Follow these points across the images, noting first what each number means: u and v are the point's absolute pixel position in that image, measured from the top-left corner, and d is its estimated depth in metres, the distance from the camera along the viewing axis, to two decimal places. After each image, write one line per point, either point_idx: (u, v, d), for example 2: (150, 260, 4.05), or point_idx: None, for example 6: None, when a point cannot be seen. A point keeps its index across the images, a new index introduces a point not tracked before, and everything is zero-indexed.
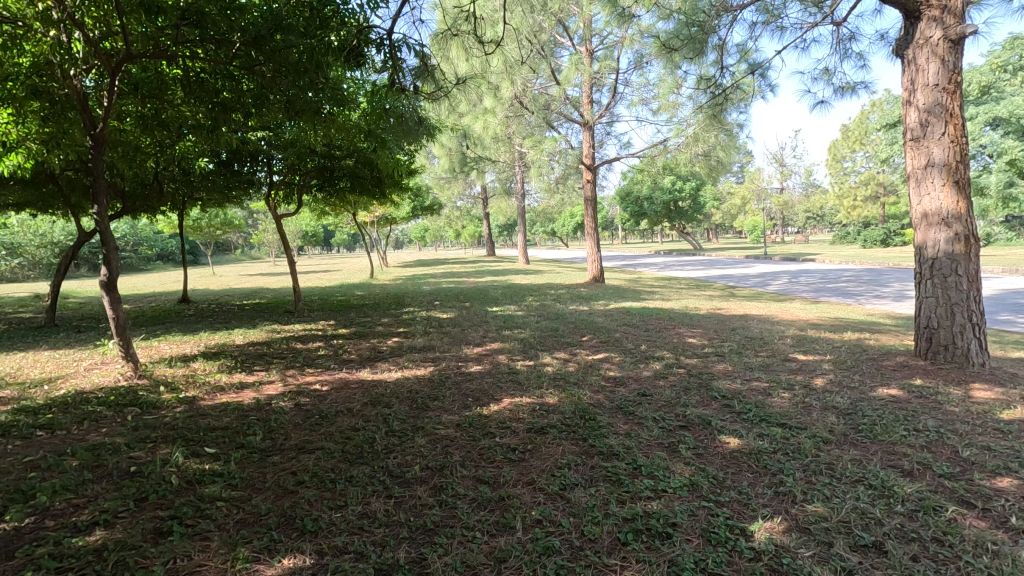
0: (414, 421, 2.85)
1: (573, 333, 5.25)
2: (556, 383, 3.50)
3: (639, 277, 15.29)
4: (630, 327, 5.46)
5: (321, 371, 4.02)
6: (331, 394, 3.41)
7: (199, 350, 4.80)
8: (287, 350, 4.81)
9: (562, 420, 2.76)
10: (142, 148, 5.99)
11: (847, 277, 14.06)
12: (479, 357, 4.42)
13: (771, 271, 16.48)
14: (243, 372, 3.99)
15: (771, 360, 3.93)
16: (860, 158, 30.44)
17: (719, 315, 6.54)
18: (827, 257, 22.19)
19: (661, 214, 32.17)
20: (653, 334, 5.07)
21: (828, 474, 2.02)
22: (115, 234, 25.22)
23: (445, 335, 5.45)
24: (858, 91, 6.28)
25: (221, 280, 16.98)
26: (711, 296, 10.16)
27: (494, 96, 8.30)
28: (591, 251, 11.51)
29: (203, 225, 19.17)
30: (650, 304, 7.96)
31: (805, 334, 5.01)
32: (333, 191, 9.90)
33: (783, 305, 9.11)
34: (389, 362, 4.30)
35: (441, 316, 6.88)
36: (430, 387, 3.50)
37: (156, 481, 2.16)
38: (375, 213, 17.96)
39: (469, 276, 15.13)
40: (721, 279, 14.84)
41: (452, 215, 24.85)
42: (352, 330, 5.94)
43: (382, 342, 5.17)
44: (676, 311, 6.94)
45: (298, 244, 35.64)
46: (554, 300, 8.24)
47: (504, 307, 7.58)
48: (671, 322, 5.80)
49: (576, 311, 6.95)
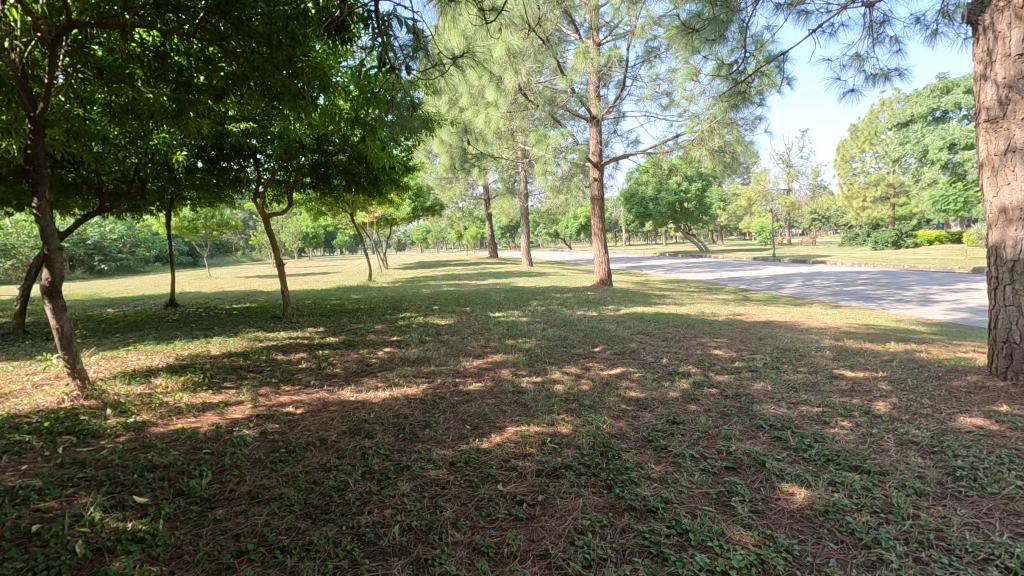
0: (399, 458, 2.35)
1: (583, 343, 4.74)
2: (568, 406, 2.99)
3: (647, 280, 14.75)
4: (646, 336, 4.96)
5: (299, 389, 3.53)
6: (304, 420, 2.90)
7: (167, 362, 4.31)
8: (265, 363, 4.31)
9: (580, 459, 2.26)
10: (114, 140, 5.53)
11: (863, 280, 13.52)
12: (480, 371, 3.92)
13: (784, 274, 15.93)
14: (209, 390, 3.48)
15: (815, 377, 3.42)
16: (869, 158, 29.89)
17: (741, 322, 6.03)
18: (838, 259, 21.62)
19: (667, 215, 31.62)
20: (673, 344, 4.56)
21: (942, 550, 1.51)
22: (111, 236, 24.81)
23: (443, 344, 4.96)
24: (892, 77, 5.77)
25: (216, 283, 16.52)
26: (725, 300, 9.66)
27: (496, 88, 7.82)
28: (598, 253, 10.98)
29: (199, 226, 18.75)
30: (662, 309, 7.47)
31: (843, 345, 4.49)
32: (327, 190, 9.43)
33: (803, 310, 8.61)
34: (377, 377, 3.79)
35: (440, 322, 6.40)
36: (422, 411, 3.00)
37: (56, 550, 1.66)
38: (375, 213, 17.53)
39: (471, 278, 14.63)
40: (732, 282, 14.30)
41: (454, 217, 24.38)
42: (342, 338, 5.46)
43: (373, 352, 4.67)
44: (692, 317, 6.44)
45: (298, 245, 35.22)
46: (560, 304, 7.75)
47: (508, 312, 7.09)
48: (689, 330, 5.29)
49: (585, 317, 6.45)
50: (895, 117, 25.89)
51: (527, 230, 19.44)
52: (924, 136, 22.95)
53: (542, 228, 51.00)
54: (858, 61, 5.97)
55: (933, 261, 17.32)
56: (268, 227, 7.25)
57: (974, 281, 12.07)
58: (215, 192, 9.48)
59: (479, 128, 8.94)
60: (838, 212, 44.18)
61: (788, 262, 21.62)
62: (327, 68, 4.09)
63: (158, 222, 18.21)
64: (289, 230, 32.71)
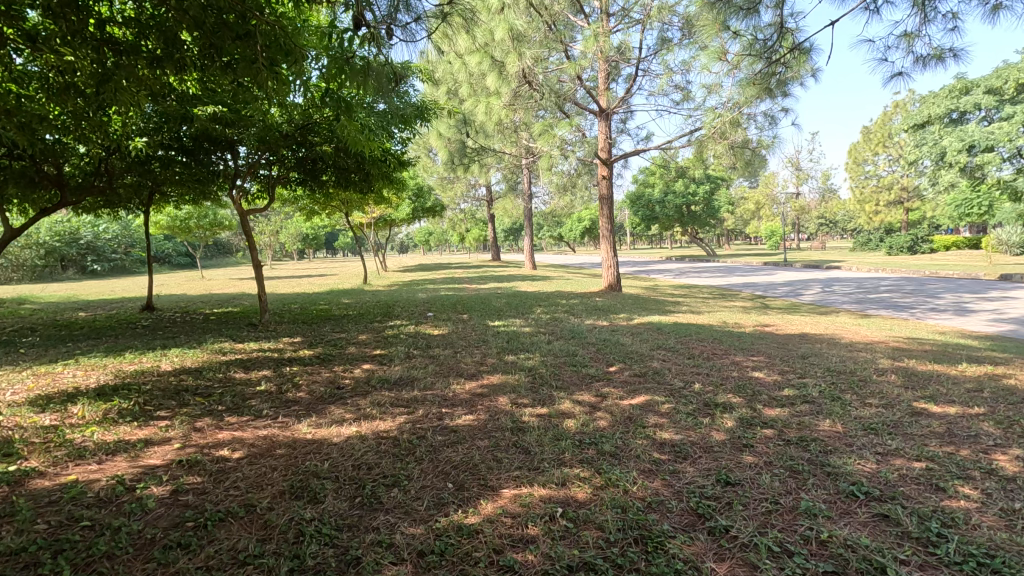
0: (348, 541, 1.66)
1: (596, 362, 4.04)
2: (584, 453, 2.30)
3: (655, 285, 14.05)
4: (669, 354, 4.26)
5: (247, 420, 2.84)
6: (237, 471, 2.21)
7: (101, 382, 3.62)
8: (219, 383, 3.63)
9: (607, 551, 1.56)
10: (60, 122, 4.88)
11: (887, 287, 12.79)
12: (473, 398, 3.23)
13: (800, 279, 15.22)
14: (133, 422, 2.79)
15: (893, 412, 2.72)
16: (882, 161, 29.11)
17: (771, 334, 5.32)
18: (853, 264, 20.88)
19: (674, 218, 30.90)
20: (703, 365, 3.86)
21: None
22: (105, 235, 24.23)
23: (432, 361, 4.27)
24: (948, 58, 5.07)
25: (206, 284, 15.86)
26: (743, 308, 8.94)
27: (497, 75, 7.16)
28: (606, 256, 10.28)
29: (192, 226, 18.20)
30: (678, 318, 6.78)
31: (905, 366, 3.77)
32: (316, 185, 8.76)
33: (830, 319, 7.89)
34: (347, 405, 3.10)
35: (433, 332, 5.72)
36: (392, 459, 2.30)
37: None
38: (373, 214, 16.91)
39: (471, 282, 13.97)
40: (747, 288, 13.56)
41: (456, 219, 23.76)
42: (319, 350, 4.78)
43: (349, 370, 3.98)
44: (715, 328, 5.74)
45: (298, 247, 34.63)
46: (566, 312, 7.08)
47: (508, 320, 6.40)
48: (717, 346, 4.58)
49: (594, 328, 5.77)
50: (910, 119, 25.17)
51: (531, 232, 18.71)
52: (941, 138, 22.20)
53: (546, 230, 50.38)
54: (908, 39, 5.26)
55: (955, 268, 16.55)
56: (244, 222, 6.59)
57: (1007, 289, 11.33)
58: (199, 188, 8.83)
59: (481, 121, 8.27)
60: (848, 216, 43.39)
61: (800, 268, 20.88)
62: (300, 39, 3.53)
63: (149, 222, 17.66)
64: (288, 231, 32.17)
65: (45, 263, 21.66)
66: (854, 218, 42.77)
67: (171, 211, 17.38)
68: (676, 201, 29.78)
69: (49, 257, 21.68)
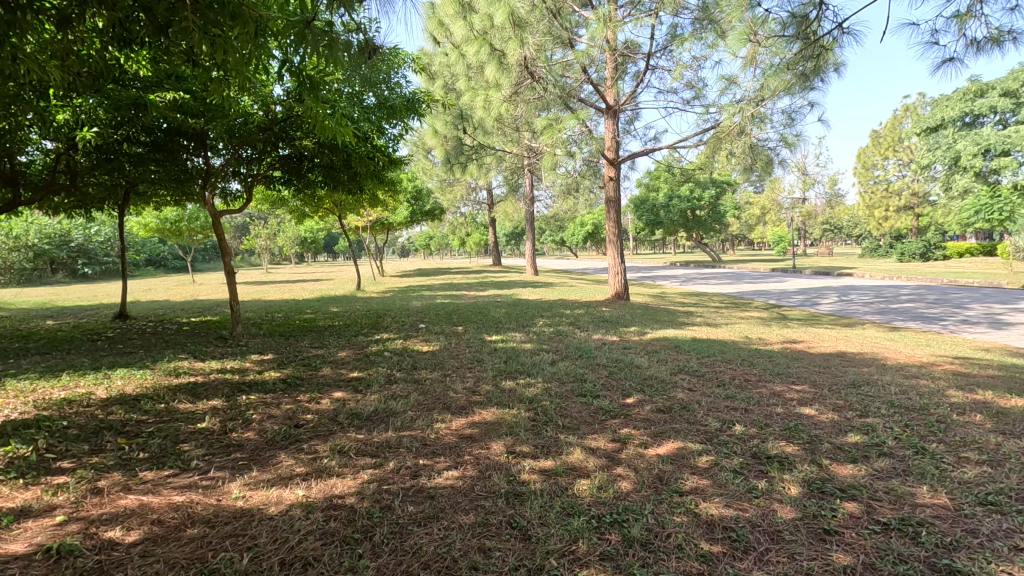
0: None
1: (610, 392, 3.41)
2: (606, 545, 1.66)
3: (663, 293, 13.41)
4: (695, 381, 3.62)
5: (167, 477, 2.21)
6: (119, 569, 1.58)
7: (10, 416, 2.98)
8: (154, 417, 3.00)
9: None
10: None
11: (907, 295, 12.15)
12: (460, 443, 2.59)
13: (814, 287, 14.58)
14: (18, 480, 2.16)
15: (1007, 474, 2.07)
16: (892, 165, 28.49)
17: (805, 354, 4.68)
18: (866, 271, 20.18)
19: (678, 223, 30.29)
20: (738, 397, 3.22)
21: None
22: (97, 238, 23.71)
23: (416, 387, 3.64)
24: (1008, 41, 4.46)
25: (194, 290, 15.24)
26: (761, 319, 8.29)
27: (496, 67, 6.58)
28: (612, 262, 9.66)
29: (184, 229, 17.67)
30: (694, 332, 6.15)
31: (983, 400, 3.13)
32: (301, 185, 8.16)
33: (858, 333, 7.25)
34: (301, 454, 2.47)
35: (422, 348, 5.09)
36: (340, 550, 1.67)
37: None
38: (369, 217, 16.32)
39: (470, 289, 13.35)
40: (760, 296, 12.92)
41: (456, 222, 23.20)
42: (287, 372, 4.16)
43: (316, 400, 3.34)
44: (739, 345, 5.11)
45: (296, 250, 34.12)
46: (572, 325, 6.46)
47: (507, 334, 5.77)
48: (748, 370, 3.94)
49: (603, 344, 5.13)
50: (921, 123, 24.59)
51: (533, 236, 18.11)
52: (955, 141, 21.61)
53: (548, 235, 49.88)
54: (960, 21, 4.66)
55: (975, 275, 15.90)
56: (218, 224, 6.03)
57: None
58: (179, 188, 8.27)
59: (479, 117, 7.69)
60: (855, 222, 42.78)
61: (810, 275, 20.26)
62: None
63: (138, 224, 17.13)
64: (286, 234, 31.68)
65: (34, 266, 21.11)
66: (861, 223, 42.17)
67: (162, 213, 16.86)
68: (681, 205, 29.18)
69: (39, 260, 21.14)
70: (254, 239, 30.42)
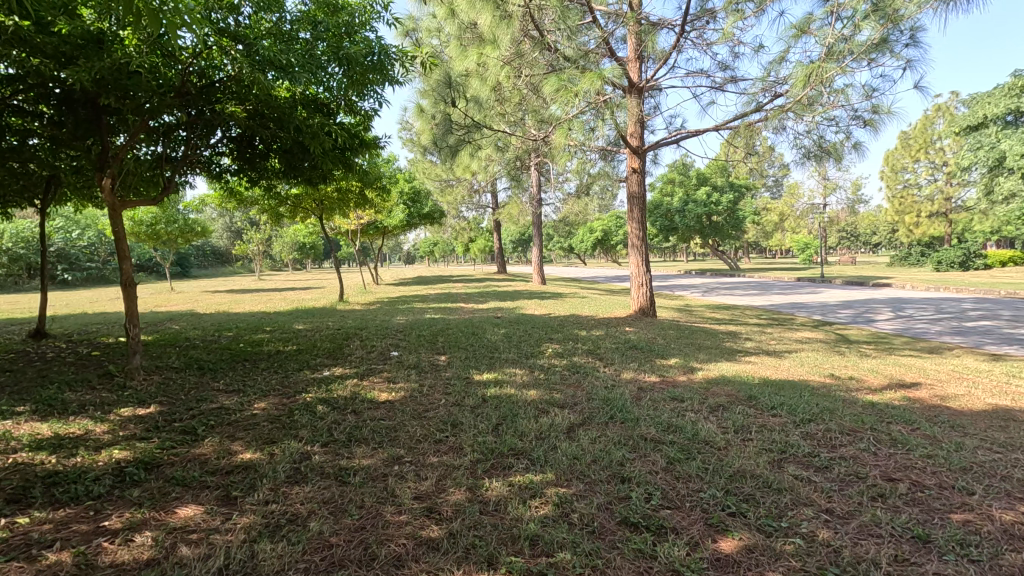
0: None
1: (678, 522, 1.82)
2: None
3: (688, 306, 11.78)
4: (828, 491, 2.02)
5: None
6: None
7: None
8: None
9: None
10: None
11: (976, 311, 10.45)
12: None
13: (859, 300, 12.91)
14: None
15: None
16: (923, 168, 26.76)
17: (957, 415, 3.04)
18: (906, 282, 18.39)
19: (694, 229, 28.61)
20: (943, 546, 1.62)
21: None
22: (78, 242, 22.25)
23: (333, 494, 2.07)
24: None
25: (165, 299, 13.74)
26: (823, 343, 6.64)
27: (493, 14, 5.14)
28: (635, 271, 8.05)
29: (161, 233, 16.32)
30: (759, 368, 4.53)
31: None
32: (255, 175, 6.58)
33: (961, 363, 5.60)
34: None
35: (379, 396, 3.52)
36: None
37: None
38: (359, 219, 14.83)
39: (468, 300, 11.77)
40: (801, 311, 11.27)
41: (458, 227, 21.72)
42: (145, 447, 2.58)
43: (128, 533, 1.77)
44: (840, 395, 3.48)
45: (292, 256, 32.70)
46: (592, 356, 4.85)
47: (505, 371, 4.19)
48: (903, 457, 2.33)
49: (642, 393, 3.52)
50: (955, 123, 22.93)
51: (540, 241, 16.47)
52: (999, 141, 19.81)
53: (556, 240, 48.29)
54: None
55: None
56: (117, 217, 4.50)
57: None
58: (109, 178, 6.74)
59: (474, 90, 6.16)
60: (878, 228, 40.78)
61: (843, 285, 18.59)
62: None
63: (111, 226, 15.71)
64: (283, 240, 30.33)
65: (8, 272, 19.63)
66: (884, 229, 40.25)
67: (137, 215, 15.50)
68: (697, 210, 27.45)
69: (13, 265, 19.58)
70: (246, 245, 29.02)
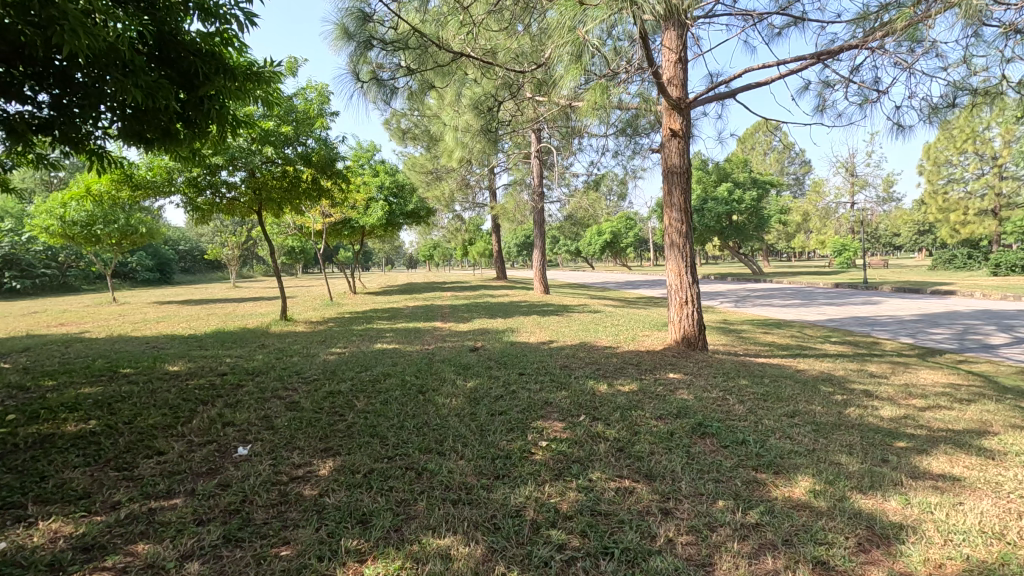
0: None
1: None
2: None
3: (729, 323, 9.21)
4: None
5: None
6: None
7: None
8: None
9: None
10: None
11: None
12: None
13: (941, 313, 10.27)
14: None
15: None
16: (969, 160, 23.94)
17: None
18: (972, 288, 15.68)
19: (713, 230, 26.03)
20: None
21: None
22: (34, 247, 20.14)
23: None
24: None
25: (88, 314, 11.39)
26: (995, 402, 4.04)
27: None
28: (676, 283, 5.51)
29: (100, 234, 13.99)
30: (1019, 515, 1.97)
31: None
32: (89, 134, 4.11)
33: None
34: None
35: None
36: None
37: None
38: (326, 216, 12.46)
39: (449, 317, 9.34)
40: (880, 330, 8.65)
41: (451, 227, 19.36)
42: None
43: None
44: None
45: (277, 261, 30.42)
46: (628, 474, 2.31)
47: (420, 555, 1.67)
48: None
49: None
50: None
51: (541, 241, 13.91)
52: None
53: (562, 243, 45.83)
54: None
55: None
56: None
57: None
58: None
59: None
60: (907, 228, 37.86)
61: (898, 292, 15.86)
62: None
63: (40, 226, 13.51)
64: (265, 243, 27.90)
65: None
66: (913, 230, 37.35)
67: (67, 213, 13.27)
68: (717, 209, 24.95)
69: None
70: (224, 249, 26.75)
